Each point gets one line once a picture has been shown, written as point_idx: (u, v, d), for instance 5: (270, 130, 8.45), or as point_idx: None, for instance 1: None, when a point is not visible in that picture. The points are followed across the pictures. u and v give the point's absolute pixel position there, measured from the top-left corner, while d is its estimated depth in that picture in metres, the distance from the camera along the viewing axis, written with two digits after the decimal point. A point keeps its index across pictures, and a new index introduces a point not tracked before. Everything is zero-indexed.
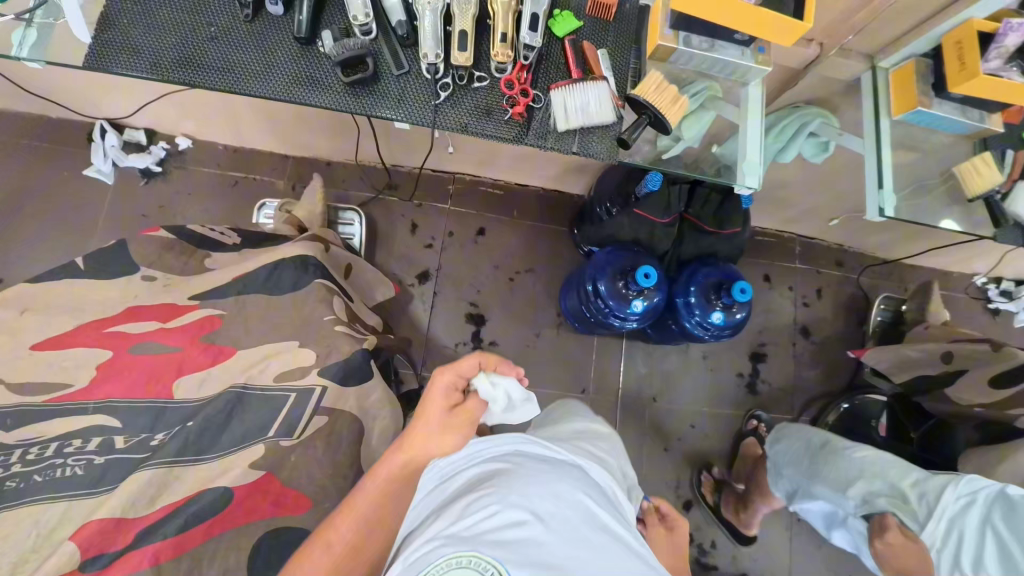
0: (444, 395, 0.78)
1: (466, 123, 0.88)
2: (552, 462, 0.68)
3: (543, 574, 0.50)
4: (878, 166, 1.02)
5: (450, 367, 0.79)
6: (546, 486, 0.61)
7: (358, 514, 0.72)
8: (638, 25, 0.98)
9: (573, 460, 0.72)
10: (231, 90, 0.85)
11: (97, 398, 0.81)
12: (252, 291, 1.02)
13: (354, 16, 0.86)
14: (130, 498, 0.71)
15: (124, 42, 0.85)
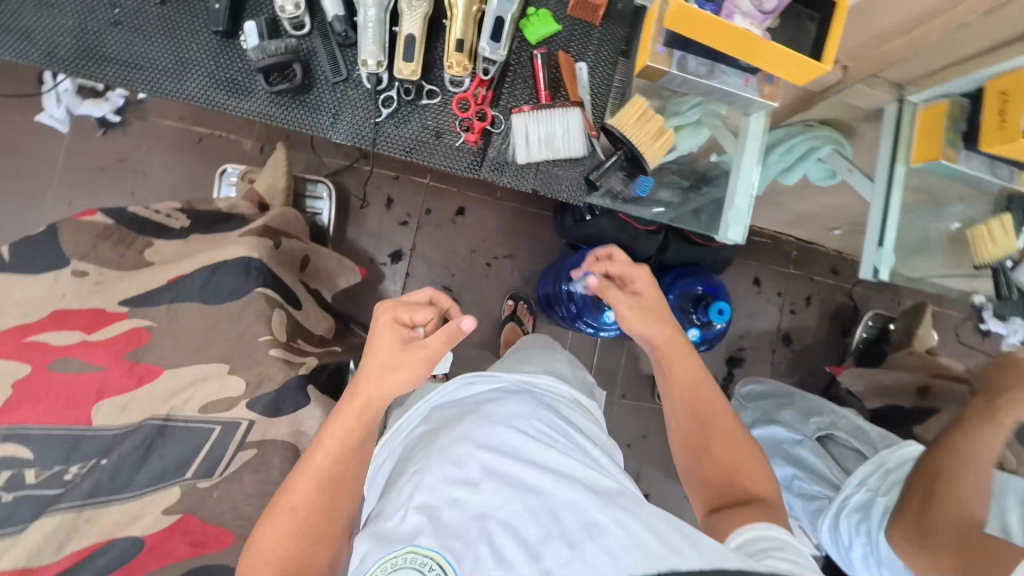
0: (392, 329, 0.68)
1: (411, 147, 0.77)
2: (474, 405, 0.73)
3: (479, 548, 0.53)
4: (883, 218, 0.90)
5: (401, 302, 0.71)
6: (464, 443, 0.64)
7: (323, 476, 0.62)
8: (628, 32, 0.83)
9: (495, 395, 0.75)
10: (139, 92, 0.73)
11: (8, 424, 0.77)
12: (187, 298, 0.93)
13: (281, 8, 0.72)
14: (35, 546, 0.73)
15: (12, 23, 0.71)
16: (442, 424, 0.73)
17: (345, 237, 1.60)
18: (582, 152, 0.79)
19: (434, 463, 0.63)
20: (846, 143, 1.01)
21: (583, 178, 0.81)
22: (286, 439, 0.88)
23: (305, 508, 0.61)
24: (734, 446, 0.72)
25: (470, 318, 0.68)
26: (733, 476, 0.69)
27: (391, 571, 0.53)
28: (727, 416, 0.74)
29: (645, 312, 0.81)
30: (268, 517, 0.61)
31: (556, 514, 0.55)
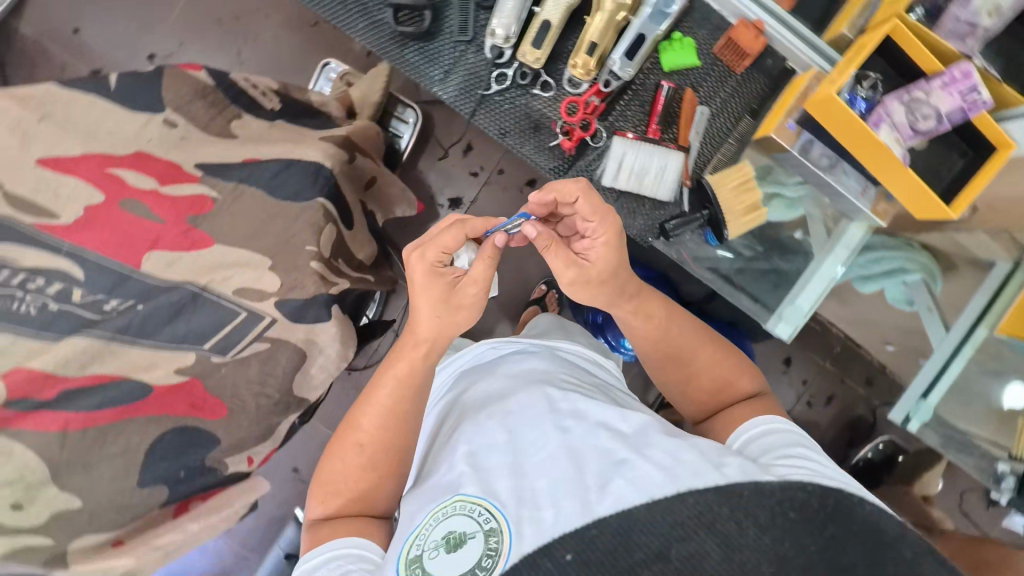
0: (431, 278, 0.69)
1: (506, 131, 0.76)
2: (505, 368, 0.76)
3: (527, 497, 0.54)
4: (936, 373, 0.95)
5: (428, 242, 0.69)
6: (501, 403, 0.67)
7: (386, 413, 0.70)
8: (765, 91, 0.78)
9: (515, 357, 0.79)
10: None
11: (71, 242, 0.84)
12: (254, 183, 0.97)
13: None
14: (64, 359, 0.79)
15: None
16: (472, 387, 0.76)
17: (415, 168, 1.61)
18: (667, 197, 0.77)
19: (472, 422, 0.66)
20: (938, 278, 0.98)
21: (660, 222, 0.78)
22: (299, 344, 0.95)
23: (371, 442, 0.70)
24: (719, 368, 0.71)
25: (502, 236, 0.67)
26: (722, 389, 0.70)
27: (443, 520, 0.56)
28: (704, 349, 0.72)
29: (583, 286, 0.69)
30: (338, 452, 0.71)
31: (592, 446, 0.57)
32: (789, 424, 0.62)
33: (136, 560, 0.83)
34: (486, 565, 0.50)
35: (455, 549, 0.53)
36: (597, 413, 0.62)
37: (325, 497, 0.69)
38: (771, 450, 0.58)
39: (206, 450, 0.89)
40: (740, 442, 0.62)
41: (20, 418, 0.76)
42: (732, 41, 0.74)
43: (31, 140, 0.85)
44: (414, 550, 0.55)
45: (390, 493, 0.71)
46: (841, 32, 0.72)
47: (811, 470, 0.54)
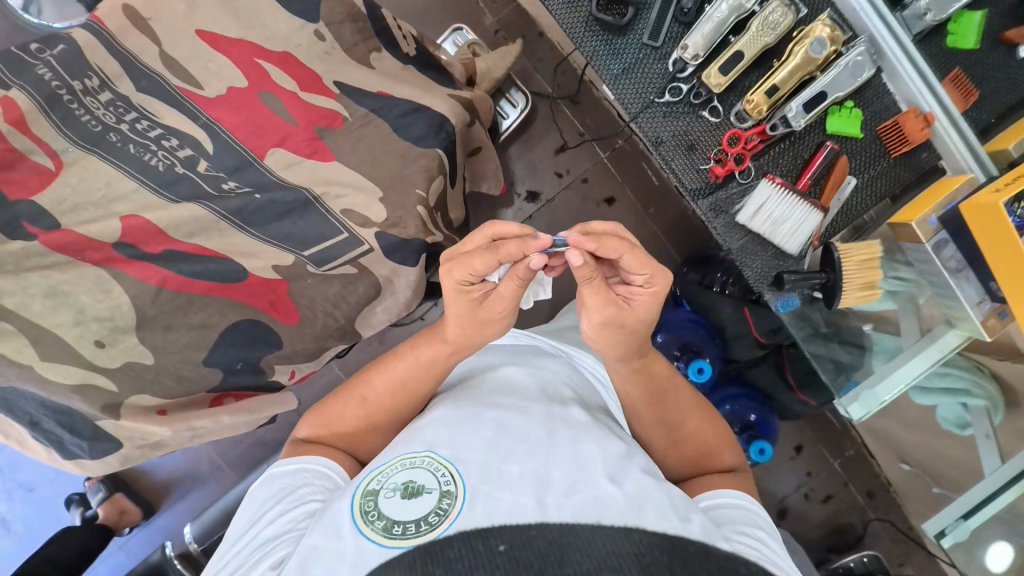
0: (457, 296, 0.65)
1: (660, 140, 0.78)
2: (517, 358, 0.78)
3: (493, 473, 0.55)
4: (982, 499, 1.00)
5: (459, 258, 0.63)
6: (498, 389, 0.69)
7: (397, 385, 0.71)
8: (911, 181, 0.80)
9: (535, 352, 0.82)
10: None
11: (211, 115, 0.86)
12: (384, 116, 0.97)
13: None
14: (176, 221, 0.82)
15: None
16: (482, 363, 0.78)
17: (505, 152, 1.63)
18: (792, 251, 0.78)
19: (468, 398, 0.67)
20: (1000, 411, 1.01)
21: (777, 271, 0.79)
22: (379, 279, 0.96)
23: (374, 402, 0.72)
24: (704, 439, 0.74)
25: (537, 258, 0.60)
26: (704, 457, 0.73)
27: (408, 468, 0.57)
28: (693, 417, 0.74)
29: (615, 329, 0.65)
30: (343, 398, 0.73)
31: (571, 451, 0.58)
32: (745, 500, 0.66)
33: (173, 433, 0.83)
34: (431, 521, 0.51)
35: (410, 497, 0.54)
36: (586, 427, 0.63)
37: (316, 422, 0.73)
38: (733, 523, 0.62)
39: (267, 350, 0.89)
40: (709, 504, 0.66)
41: (125, 262, 0.80)
42: (898, 125, 0.76)
43: (195, 11, 0.87)
44: (373, 483, 0.56)
45: (379, 444, 0.74)
46: (1006, 147, 0.74)
47: (762, 551, 0.59)
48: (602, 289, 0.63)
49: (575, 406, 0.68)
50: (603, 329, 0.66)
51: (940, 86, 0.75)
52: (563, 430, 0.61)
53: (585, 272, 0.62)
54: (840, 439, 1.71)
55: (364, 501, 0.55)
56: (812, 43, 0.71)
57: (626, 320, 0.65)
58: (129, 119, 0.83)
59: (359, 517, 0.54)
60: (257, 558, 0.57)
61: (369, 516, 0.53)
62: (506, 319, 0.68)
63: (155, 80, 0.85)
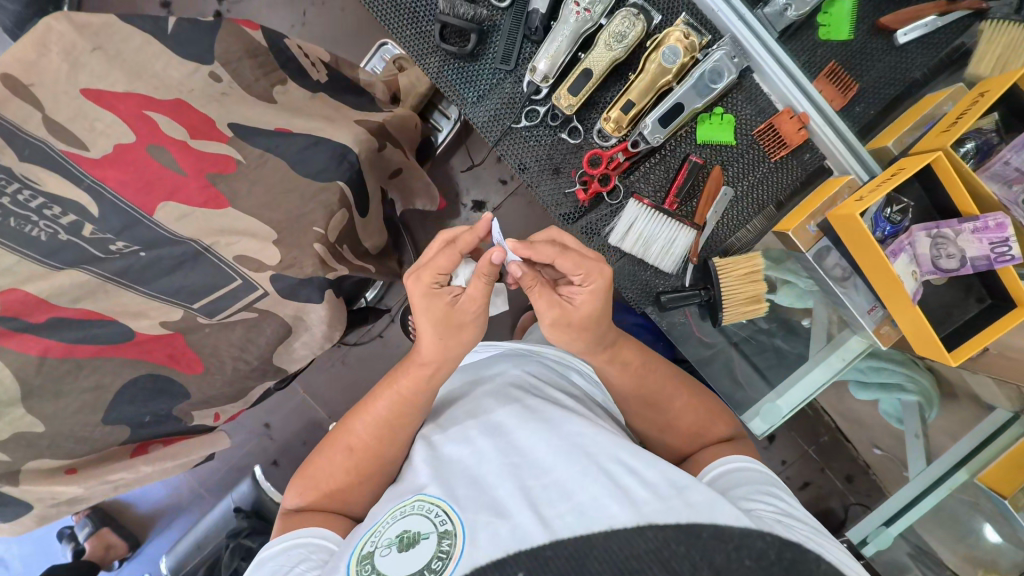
0: (431, 299, 0.64)
1: (523, 166, 0.75)
2: (489, 372, 0.75)
3: (489, 503, 0.53)
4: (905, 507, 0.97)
5: (425, 264, 0.65)
6: (471, 412, 0.67)
7: (380, 422, 0.68)
8: (796, 185, 0.75)
9: (498, 359, 0.80)
10: None
11: (95, 176, 0.87)
12: (279, 154, 0.98)
13: None
14: (59, 288, 0.83)
15: None
16: (453, 389, 0.77)
17: (446, 163, 1.60)
18: (669, 269, 0.76)
19: (450, 429, 0.66)
20: (935, 406, 0.96)
21: (656, 291, 0.77)
22: (287, 319, 0.97)
23: (360, 449, 0.69)
24: (695, 415, 0.71)
25: (496, 250, 0.62)
26: (701, 431, 0.69)
27: (399, 519, 0.55)
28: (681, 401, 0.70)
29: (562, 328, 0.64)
30: (327, 452, 0.70)
31: (554, 453, 0.57)
32: (745, 472, 0.61)
33: (85, 489, 0.88)
34: (436, 567, 0.50)
35: (407, 548, 0.52)
36: (561, 424, 0.61)
37: (305, 489, 0.70)
38: (743, 486, 0.59)
39: (174, 401, 0.93)
40: (712, 475, 0.63)
41: (8, 335, 0.81)
42: (773, 128, 0.72)
43: (79, 69, 0.85)
44: (367, 546, 0.55)
45: (367, 496, 0.70)
46: (886, 145, 0.70)
47: (780, 506, 0.55)
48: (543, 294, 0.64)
49: (544, 400, 0.66)
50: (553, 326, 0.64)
51: (809, 83, 0.71)
52: (544, 431, 0.60)
53: (526, 279, 0.64)
54: (815, 426, 1.67)
55: (362, 565, 0.53)
56: (662, 53, 0.67)
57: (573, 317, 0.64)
58: (10, 190, 0.82)
59: None
60: None
61: None
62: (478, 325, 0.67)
63: (39, 147, 0.83)
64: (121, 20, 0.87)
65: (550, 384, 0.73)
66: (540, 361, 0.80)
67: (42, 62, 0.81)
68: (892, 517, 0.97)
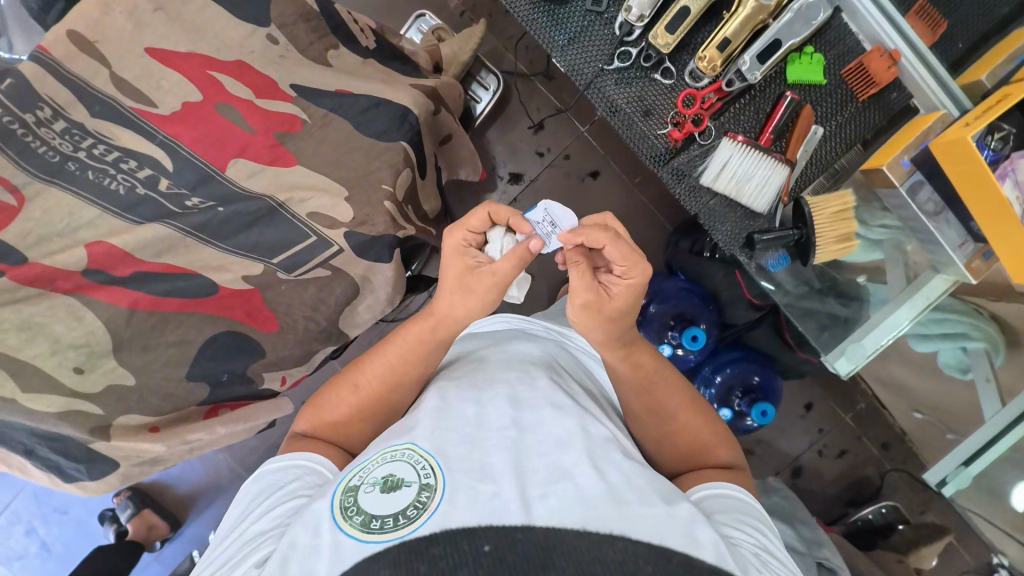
0: (460, 253, 0.71)
1: (616, 109, 0.76)
2: (510, 349, 0.78)
3: (473, 465, 0.55)
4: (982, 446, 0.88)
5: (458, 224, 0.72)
6: (482, 380, 0.69)
7: (390, 367, 0.75)
8: (883, 124, 0.76)
9: (526, 339, 0.83)
10: None
11: (167, 133, 0.86)
12: (344, 114, 0.98)
13: None
14: (140, 243, 0.82)
15: None
16: (474, 354, 0.79)
17: (483, 136, 1.60)
18: (762, 211, 0.76)
19: (459, 388, 0.68)
20: (1001, 352, 0.99)
21: (748, 233, 0.78)
22: (356, 280, 0.97)
23: (366, 386, 0.75)
24: (697, 435, 0.75)
25: (536, 240, 0.67)
26: (698, 452, 0.74)
27: (388, 462, 0.56)
28: (684, 413, 0.75)
29: (591, 313, 0.69)
30: (335, 389, 0.76)
31: (552, 440, 0.58)
32: (742, 497, 0.66)
33: (166, 447, 0.88)
34: (409, 515, 0.51)
35: (389, 490, 0.53)
36: (570, 414, 0.63)
37: (311, 418, 0.75)
38: (729, 512, 0.62)
39: (251, 359, 0.91)
40: (700, 495, 0.66)
41: (98, 288, 0.81)
42: (862, 66, 0.73)
43: (143, 29, 0.84)
44: (354, 479, 0.56)
45: (362, 433, 0.75)
46: (980, 79, 0.70)
47: (757, 540, 0.59)
48: (581, 272, 0.67)
49: (558, 388, 0.68)
50: (584, 309, 0.69)
51: (903, 19, 0.72)
52: (546, 417, 0.61)
53: (569, 256, 0.67)
54: (851, 393, 1.69)
55: (345, 497, 0.54)
56: None
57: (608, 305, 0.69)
58: (86, 145, 0.82)
59: (339, 513, 0.53)
60: (244, 554, 0.56)
61: (348, 512, 0.53)
62: (492, 298, 0.71)
63: (109, 105, 0.83)
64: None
65: (566, 375, 0.75)
66: (561, 352, 0.83)
67: (107, 20, 0.81)
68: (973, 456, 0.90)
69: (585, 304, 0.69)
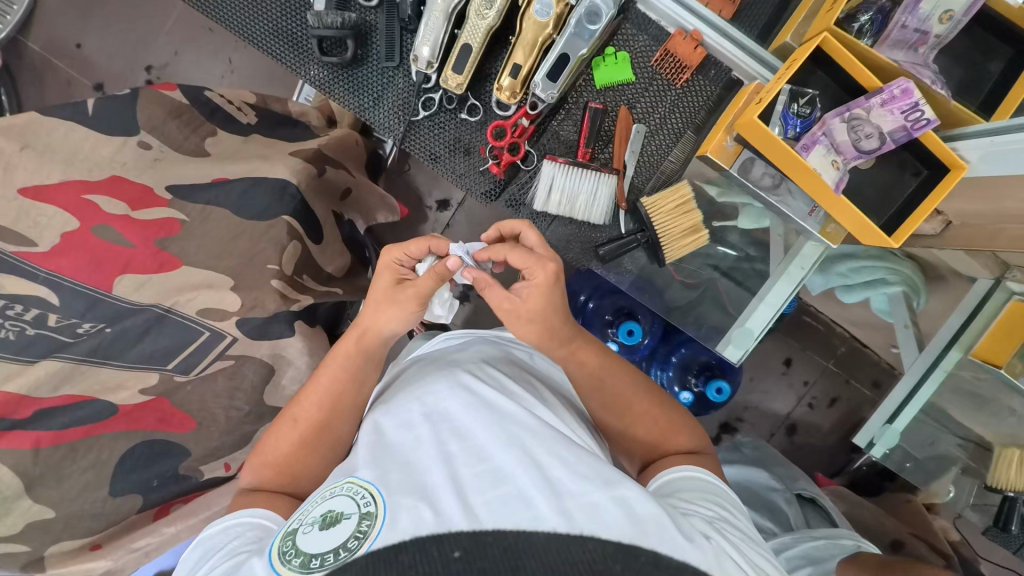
0: (390, 270, 0.78)
1: (436, 155, 0.85)
2: (450, 360, 0.75)
3: (415, 485, 0.52)
4: (906, 399, 1.00)
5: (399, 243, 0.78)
6: (420, 394, 0.66)
7: (325, 394, 0.75)
8: (705, 112, 0.82)
9: (466, 346, 0.81)
10: (210, 19, 0.81)
11: (49, 268, 0.89)
12: (221, 204, 1.01)
13: None
14: (33, 384, 0.85)
15: None
16: (412, 374, 0.76)
17: (401, 170, 1.59)
18: (604, 220, 0.84)
19: (397, 410, 0.65)
20: (920, 292, 0.98)
21: (597, 244, 0.86)
22: (265, 359, 1.01)
23: (304, 418, 0.74)
24: (658, 421, 0.73)
25: (454, 258, 0.74)
26: (661, 441, 0.72)
27: (328, 499, 0.55)
28: (645, 400, 0.73)
29: (516, 322, 0.71)
30: (276, 428, 0.76)
31: (492, 442, 0.56)
32: (708, 476, 0.64)
33: (112, 561, 0.94)
34: (350, 546, 0.49)
35: (329, 527, 0.52)
36: (510, 414, 0.61)
37: (257, 469, 0.74)
38: (691, 493, 0.61)
39: (176, 460, 0.97)
40: (663, 481, 0.65)
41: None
42: (670, 51, 0.79)
43: (14, 170, 0.88)
44: (293, 522, 0.55)
45: (314, 472, 0.74)
46: (787, 41, 0.74)
47: (720, 513, 0.58)
48: (494, 289, 0.72)
49: (497, 390, 0.66)
50: (513, 317, 0.71)
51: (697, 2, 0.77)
52: (484, 418, 0.60)
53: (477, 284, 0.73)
54: (830, 339, 1.62)
55: (284, 541, 0.53)
56: (533, 5, 0.70)
57: (522, 313, 0.70)
58: None
59: (278, 558, 0.52)
60: None
61: (287, 556, 0.51)
62: (412, 314, 0.76)
63: None
64: (42, 115, 0.93)
65: (508, 372, 0.73)
66: (506, 350, 0.81)
67: None
68: (895, 413, 1.02)
69: (505, 309, 0.71)
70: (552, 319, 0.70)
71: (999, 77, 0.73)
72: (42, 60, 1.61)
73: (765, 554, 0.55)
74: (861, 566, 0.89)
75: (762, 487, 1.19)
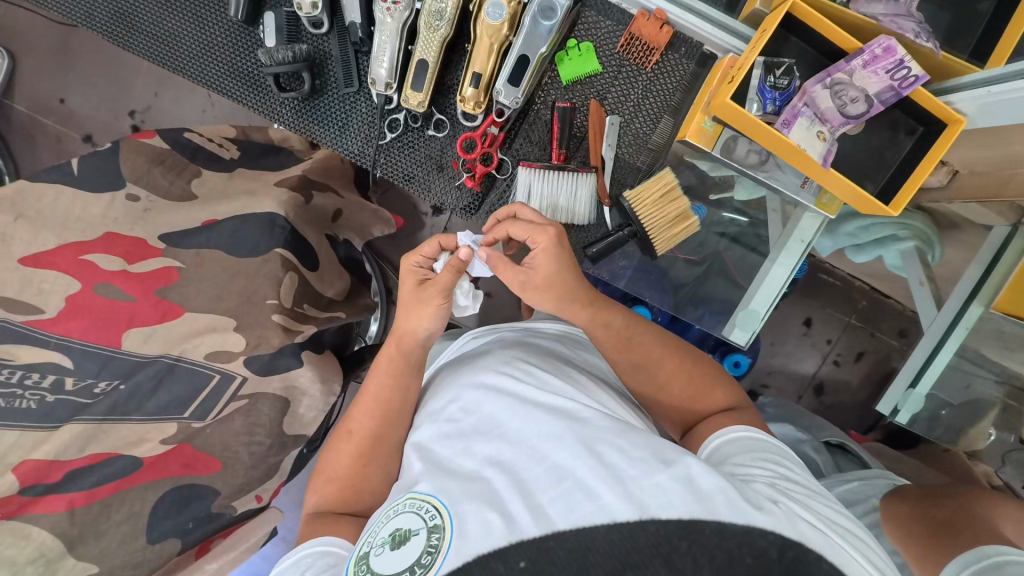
0: (410, 276, 0.78)
1: (411, 175, 0.93)
2: (483, 354, 0.73)
3: (479, 492, 0.51)
4: (927, 358, 0.98)
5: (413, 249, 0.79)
6: (461, 395, 0.64)
7: (374, 403, 0.74)
8: (681, 93, 0.87)
9: (497, 337, 0.78)
10: (204, 85, 0.94)
11: (58, 332, 0.91)
12: (214, 246, 1.01)
13: (302, 8, 0.85)
14: (59, 448, 0.88)
15: (149, 26, 0.93)
16: (449, 375, 0.75)
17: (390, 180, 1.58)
18: (590, 220, 0.88)
19: (442, 417, 0.63)
20: (933, 244, 0.94)
21: (585, 244, 0.89)
22: (276, 393, 1.02)
23: (358, 430, 0.74)
24: (690, 381, 0.70)
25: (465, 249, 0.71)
26: (695, 402, 0.69)
27: (393, 518, 0.54)
28: (669, 359, 0.70)
29: (535, 291, 0.71)
30: (335, 444, 0.75)
31: (543, 435, 0.54)
32: (759, 433, 0.61)
33: None
34: (425, 563, 0.48)
35: (399, 546, 0.51)
36: (554, 403, 0.58)
37: (320, 491, 0.73)
38: (749, 456, 0.57)
39: (206, 502, 0.99)
40: (713, 446, 0.62)
41: (35, 502, 0.87)
42: (636, 34, 0.84)
43: (9, 242, 0.90)
44: (364, 546, 0.54)
45: (374, 486, 0.72)
46: (756, 8, 0.73)
47: (781, 472, 0.55)
48: (505, 270, 0.72)
49: (536, 376, 0.63)
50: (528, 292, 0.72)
51: None
52: (526, 407, 0.58)
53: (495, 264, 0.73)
54: (850, 294, 1.57)
55: (359, 566, 0.52)
56: (487, 10, 0.77)
57: (538, 280, 0.70)
58: None
59: None
60: None
61: None
62: (444, 311, 0.75)
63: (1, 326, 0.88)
64: (31, 183, 0.94)
65: (545, 356, 0.70)
66: (539, 334, 0.78)
67: None
68: (917, 378, 1.00)
69: (521, 283, 0.71)
70: (567, 281, 0.70)
71: (992, 16, 0.72)
72: (30, 120, 1.63)
73: (833, 505, 0.53)
74: (904, 502, 0.82)
75: (792, 440, 1.15)
